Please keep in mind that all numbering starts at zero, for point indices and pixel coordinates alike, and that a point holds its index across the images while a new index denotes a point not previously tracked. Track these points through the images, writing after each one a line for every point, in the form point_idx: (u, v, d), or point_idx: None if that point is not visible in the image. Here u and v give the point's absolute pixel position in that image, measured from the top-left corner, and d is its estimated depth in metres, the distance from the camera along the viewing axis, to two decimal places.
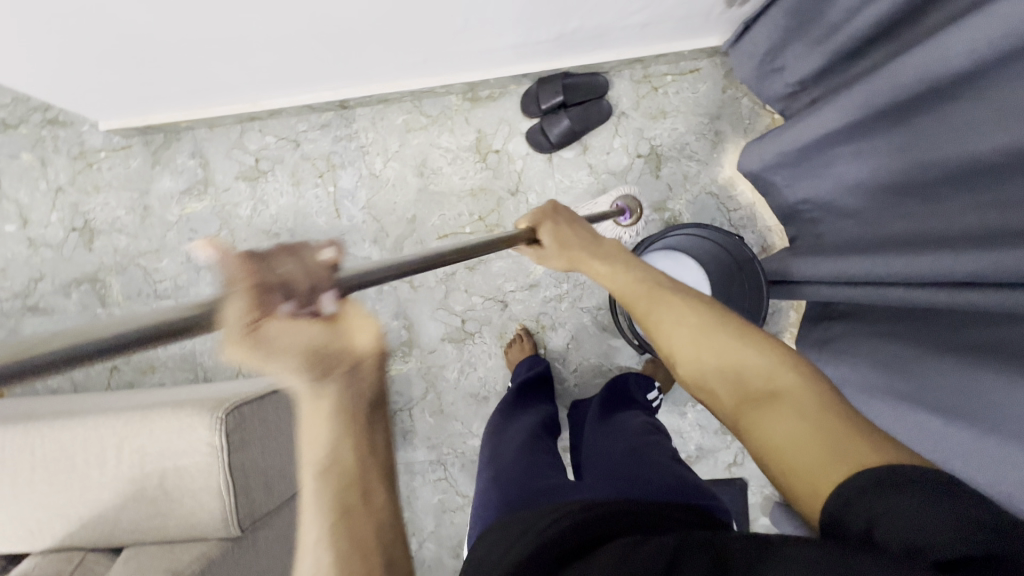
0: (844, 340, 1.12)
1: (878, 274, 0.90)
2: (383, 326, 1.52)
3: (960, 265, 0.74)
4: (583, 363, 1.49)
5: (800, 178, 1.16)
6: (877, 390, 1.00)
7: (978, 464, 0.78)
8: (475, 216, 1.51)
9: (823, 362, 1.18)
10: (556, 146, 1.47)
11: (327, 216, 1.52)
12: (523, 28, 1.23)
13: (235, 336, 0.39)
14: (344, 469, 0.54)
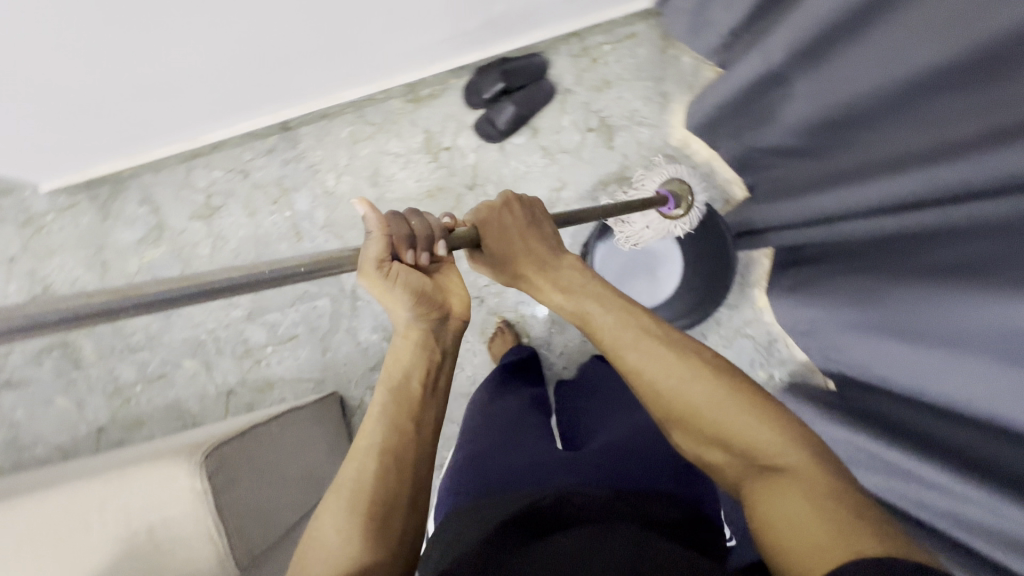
0: (811, 284, 1.16)
1: (840, 207, 0.93)
2: (364, 342, 1.50)
3: (904, 188, 0.78)
4: (569, 345, 1.49)
5: (746, 128, 1.17)
6: (847, 326, 1.05)
7: (947, 382, 0.82)
8: (437, 217, 1.49)
9: (795, 307, 1.21)
10: (505, 133, 1.46)
11: (289, 242, 1.50)
12: (450, 20, 1.21)
13: (371, 268, 0.71)
14: (399, 390, 0.76)
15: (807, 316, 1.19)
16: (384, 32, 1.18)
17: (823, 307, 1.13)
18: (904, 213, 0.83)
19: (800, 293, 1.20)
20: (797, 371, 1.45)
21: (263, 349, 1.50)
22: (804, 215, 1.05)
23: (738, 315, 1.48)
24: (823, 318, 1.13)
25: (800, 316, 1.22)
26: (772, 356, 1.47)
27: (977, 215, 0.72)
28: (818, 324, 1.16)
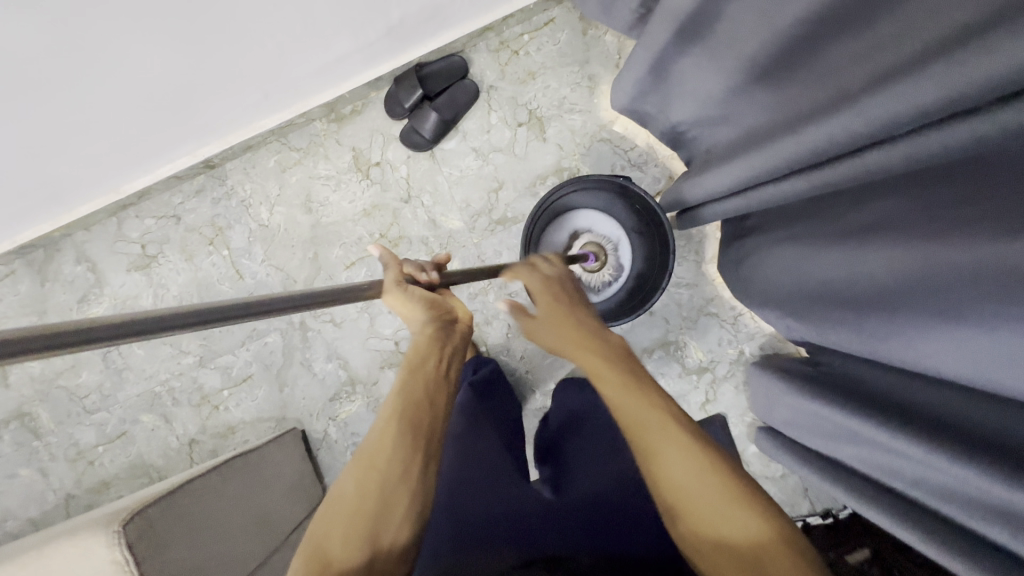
0: (757, 253, 1.15)
1: (743, 181, 0.91)
2: (320, 372, 1.46)
3: (790, 154, 0.77)
4: (529, 348, 1.44)
5: (660, 103, 1.14)
6: (796, 296, 1.03)
7: (890, 343, 0.81)
8: (376, 235, 1.45)
9: (749, 277, 1.19)
10: (434, 140, 1.41)
11: (230, 281, 1.46)
12: (351, 32, 1.16)
13: (394, 287, 0.76)
14: (410, 393, 0.73)
15: (754, 289, 1.19)
16: (282, 53, 1.13)
17: (767, 278, 1.12)
18: (799, 177, 0.81)
19: (746, 266, 1.20)
20: (767, 343, 1.41)
21: (219, 393, 1.47)
22: (717, 193, 1.02)
23: (698, 294, 1.42)
24: (771, 289, 1.12)
25: (750, 289, 1.21)
26: (738, 332, 1.42)
27: (861, 169, 0.71)
28: (766, 295, 1.15)
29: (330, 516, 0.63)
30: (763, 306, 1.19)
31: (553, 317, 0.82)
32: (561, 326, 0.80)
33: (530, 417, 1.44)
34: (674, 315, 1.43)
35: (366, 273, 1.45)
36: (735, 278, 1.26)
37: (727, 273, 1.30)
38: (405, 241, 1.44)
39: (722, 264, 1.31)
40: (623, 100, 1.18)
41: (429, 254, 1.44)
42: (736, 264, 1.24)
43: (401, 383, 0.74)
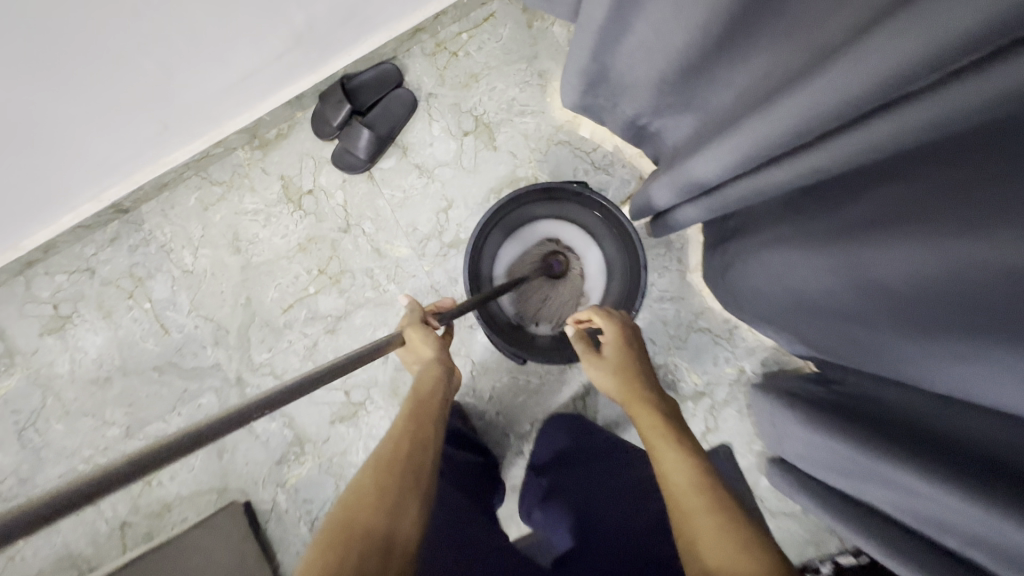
0: (734, 258, 0.99)
1: (701, 184, 0.77)
2: (264, 433, 1.28)
3: (739, 153, 0.63)
4: (499, 384, 1.26)
5: (620, 92, 1.00)
6: (778, 301, 0.88)
7: (901, 364, 0.63)
8: (314, 271, 1.27)
9: (732, 283, 1.03)
10: (371, 159, 1.24)
11: (155, 337, 1.29)
12: (255, 44, 1.01)
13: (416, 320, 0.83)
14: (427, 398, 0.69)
15: (744, 298, 1.02)
16: (175, 75, 0.97)
17: (751, 287, 0.95)
18: (758, 174, 0.68)
19: (731, 275, 1.02)
20: (769, 357, 1.23)
21: (151, 467, 1.29)
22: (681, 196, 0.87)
23: (685, 307, 1.24)
24: (758, 299, 0.95)
25: (741, 300, 1.04)
26: (735, 347, 1.23)
27: (829, 160, 0.56)
28: (757, 306, 0.98)
29: (356, 503, 0.52)
30: (760, 319, 1.02)
31: (620, 364, 0.87)
32: (626, 377, 0.85)
33: (506, 466, 1.25)
34: (660, 333, 1.24)
35: (307, 315, 1.28)
36: (724, 287, 1.09)
37: (713, 281, 1.13)
38: (347, 276, 1.27)
39: (710, 271, 1.13)
40: (579, 94, 1.04)
41: (376, 288, 1.26)
42: (722, 271, 1.07)
43: (415, 398, 0.69)
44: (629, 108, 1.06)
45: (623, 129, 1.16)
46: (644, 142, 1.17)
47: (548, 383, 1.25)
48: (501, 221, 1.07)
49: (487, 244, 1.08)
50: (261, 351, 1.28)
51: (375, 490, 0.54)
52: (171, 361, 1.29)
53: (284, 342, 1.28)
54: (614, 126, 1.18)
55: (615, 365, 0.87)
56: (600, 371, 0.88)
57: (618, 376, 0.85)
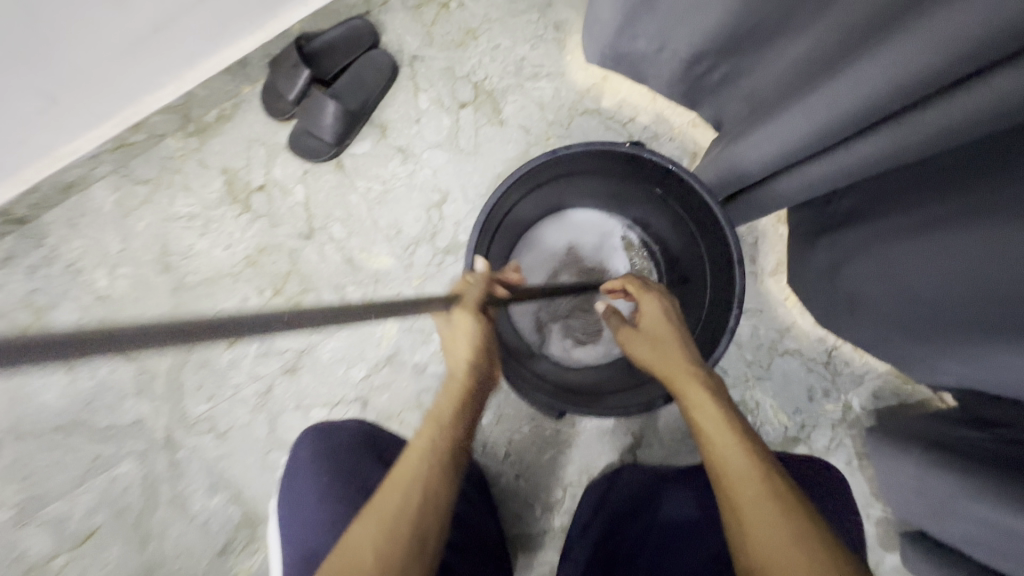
0: (852, 252, 0.74)
1: (820, 135, 0.57)
2: (202, 512, 0.95)
3: (935, 49, 0.42)
4: (517, 437, 0.94)
5: (673, 30, 0.74)
6: (929, 307, 0.64)
7: None
8: (268, 292, 0.96)
9: (850, 284, 0.76)
10: (340, 141, 0.94)
11: (58, 387, 0.97)
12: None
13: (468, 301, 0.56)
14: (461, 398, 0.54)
15: (856, 304, 0.77)
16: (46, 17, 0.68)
17: (873, 287, 0.72)
18: (801, 168, 0.67)
19: (842, 277, 0.78)
20: (883, 387, 0.91)
21: (49, 566, 0.95)
22: (775, 162, 0.68)
23: (763, 323, 0.93)
24: (881, 303, 0.72)
25: (853, 307, 0.78)
26: (835, 375, 0.91)
27: (941, 125, 0.49)
28: (876, 315, 0.74)
29: (353, 560, 0.42)
30: (874, 333, 0.77)
31: (662, 333, 0.58)
32: (660, 353, 0.56)
33: (529, 546, 0.92)
34: (733, 360, 0.93)
35: (259, 351, 0.96)
36: (824, 292, 0.83)
37: (813, 282, 0.85)
38: (311, 297, 0.96)
39: (798, 270, 0.88)
40: (616, 37, 0.81)
41: None
42: (824, 272, 0.82)
43: (436, 419, 0.51)
44: (684, 47, 0.76)
45: (673, 85, 0.87)
46: (703, 103, 0.87)
47: (583, 434, 0.93)
48: (523, 200, 0.73)
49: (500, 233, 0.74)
50: (197, 401, 0.96)
51: (391, 540, 0.43)
52: (79, 419, 0.96)
53: (229, 388, 0.96)
54: (660, 85, 0.89)
55: (652, 337, 0.58)
56: (642, 345, 0.58)
57: (670, 357, 0.55)
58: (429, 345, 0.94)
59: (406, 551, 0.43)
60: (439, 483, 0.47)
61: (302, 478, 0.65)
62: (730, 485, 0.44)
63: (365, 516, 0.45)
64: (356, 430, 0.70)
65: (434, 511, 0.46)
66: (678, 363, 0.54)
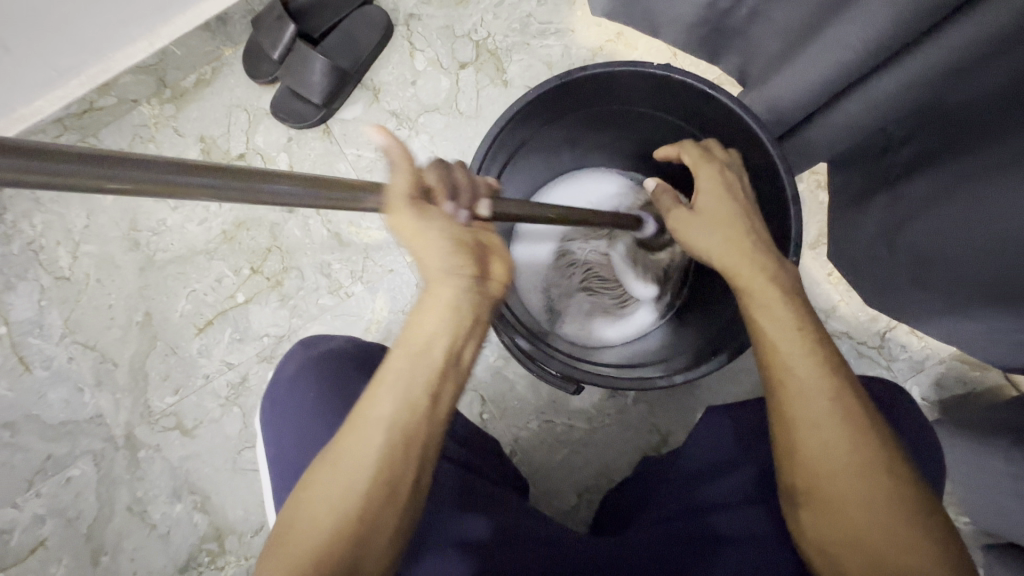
0: (917, 211, 0.60)
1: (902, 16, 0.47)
2: (164, 522, 0.83)
3: None
4: (523, 434, 0.82)
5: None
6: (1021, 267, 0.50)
7: None
8: (245, 271, 0.86)
9: (909, 253, 0.62)
10: (327, 104, 0.86)
11: (7, 379, 0.86)
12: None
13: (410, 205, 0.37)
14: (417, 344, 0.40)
15: (923, 270, 0.61)
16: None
17: (949, 245, 0.56)
18: (841, 102, 0.61)
19: (906, 235, 0.62)
20: (947, 374, 0.79)
21: None
22: (809, 97, 0.61)
23: None
24: (958, 262, 0.56)
25: (919, 273, 0.62)
26: (891, 361, 0.80)
27: (997, 23, 0.44)
28: (952, 282, 0.57)
29: (303, 526, 0.38)
30: (937, 308, 0.60)
31: (726, 219, 0.49)
32: (737, 240, 0.48)
33: None
34: None
35: (232, 337, 0.85)
36: (878, 264, 0.68)
37: (866, 257, 0.70)
38: (292, 276, 0.86)
39: (843, 242, 0.75)
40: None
41: (335, 292, 0.85)
42: (879, 239, 0.67)
43: (407, 356, 0.40)
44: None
45: (693, 29, 0.74)
46: (727, 53, 0.76)
47: (602, 431, 0.81)
48: (541, 135, 0.64)
49: (509, 175, 0.66)
50: (163, 393, 0.85)
51: (343, 517, 0.38)
52: (30, 414, 0.85)
53: (198, 379, 0.85)
54: (671, 34, 0.77)
55: (725, 219, 0.49)
56: (704, 234, 0.49)
57: (740, 250, 0.47)
58: None
59: (363, 523, 0.38)
60: (403, 446, 0.39)
61: (285, 401, 0.55)
62: (803, 417, 0.42)
63: (321, 477, 0.39)
64: (348, 340, 0.60)
65: (400, 474, 0.39)
66: (749, 256, 0.47)
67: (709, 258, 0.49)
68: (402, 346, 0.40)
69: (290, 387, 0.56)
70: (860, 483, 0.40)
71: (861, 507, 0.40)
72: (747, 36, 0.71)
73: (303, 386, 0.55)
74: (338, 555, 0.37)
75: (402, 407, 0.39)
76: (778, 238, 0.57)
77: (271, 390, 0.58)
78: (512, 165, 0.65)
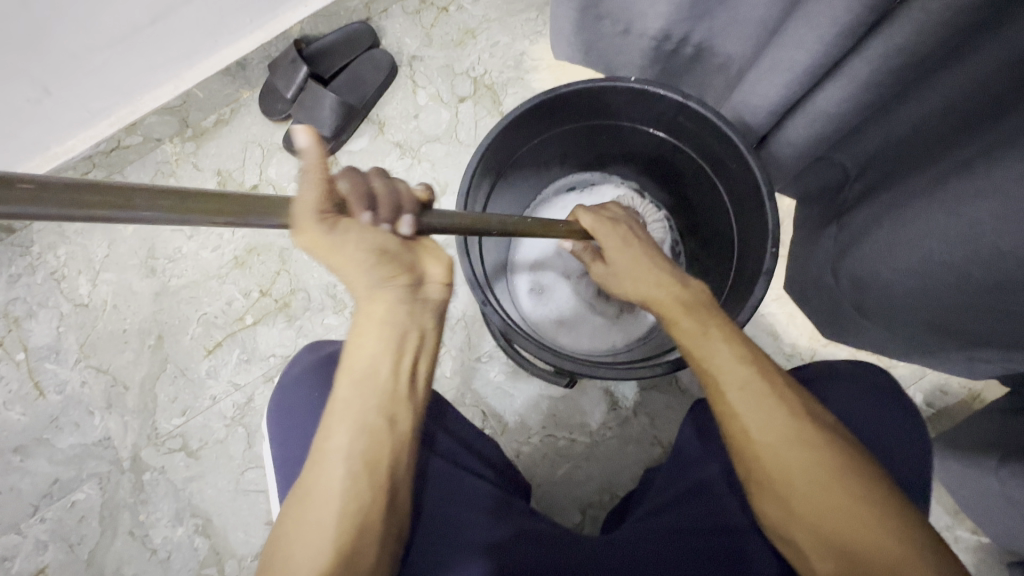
0: (861, 237, 0.60)
1: (820, 63, 0.51)
2: (165, 546, 0.83)
3: None
4: (525, 450, 0.81)
5: (630, 5, 0.65)
6: (954, 291, 0.51)
7: None
8: (253, 294, 0.89)
9: (852, 279, 0.63)
10: (337, 138, 0.92)
11: (22, 404, 0.88)
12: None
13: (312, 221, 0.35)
14: (374, 380, 0.41)
15: (865, 299, 0.63)
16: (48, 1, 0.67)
17: (883, 271, 0.57)
18: (783, 130, 0.64)
19: (847, 263, 0.63)
20: (948, 381, 0.80)
21: None
22: (760, 126, 0.64)
23: (799, 312, 0.83)
24: (893, 286, 0.57)
25: (864, 303, 0.65)
26: (891, 369, 0.81)
27: (880, 68, 0.49)
28: (898, 309, 0.60)
29: (288, 547, 0.39)
30: (903, 333, 0.63)
31: (631, 252, 0.53)
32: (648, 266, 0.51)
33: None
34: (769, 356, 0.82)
35: (240, 357, 0.88)
36: (827, 292, 0.71)
37: (816, 285, 0.73)
38: (299, 298, 0.89)
39: (799, 266, 0.78)
40: (580, 22, 0.70)
41: (340, 312, 0.88)
42: (828, 270, 0.69)
43: (361, 383, 0.41)
44: (650, 24, 0.66)
45: (646, 69, 0.78)
46: (693, 85, 0.79)
47: (605, 445, 0.81)
48: (527, 152, 0.69)
49: (503, 187, 0.70)
50: (171, 415, 0.87)
51: (326, 532, 0.39)
52: (41, 438, 0.87)
53: (205, 400, 0.87)
54: (632, 74, 0.81)
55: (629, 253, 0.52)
56: (620, 272, 0.52)
57: (645, 276, 0.51)
58: None
59: (341, 534, 0.39)
60: (371, 465, 0.41)
61: (292, 392, 0.58)
62: (730, 417, 0.43)
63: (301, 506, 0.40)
64: None
65: (374, 499, 0.41)
66: (656, 278, 0.50)
67: (629, 297, 0.52)
68: (349, 377, 0.42)
69: (300, 386, 0.58)
70: (805, 460, 0.41)
71: (811, 495, 0.40)
72: (705, 67, 0.73)
73: (315, 387, 0.57)
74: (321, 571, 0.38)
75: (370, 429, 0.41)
76: (759, 232, 0.59)
77: (277, 393, 0.59)
78: (499, 182, 0.70)
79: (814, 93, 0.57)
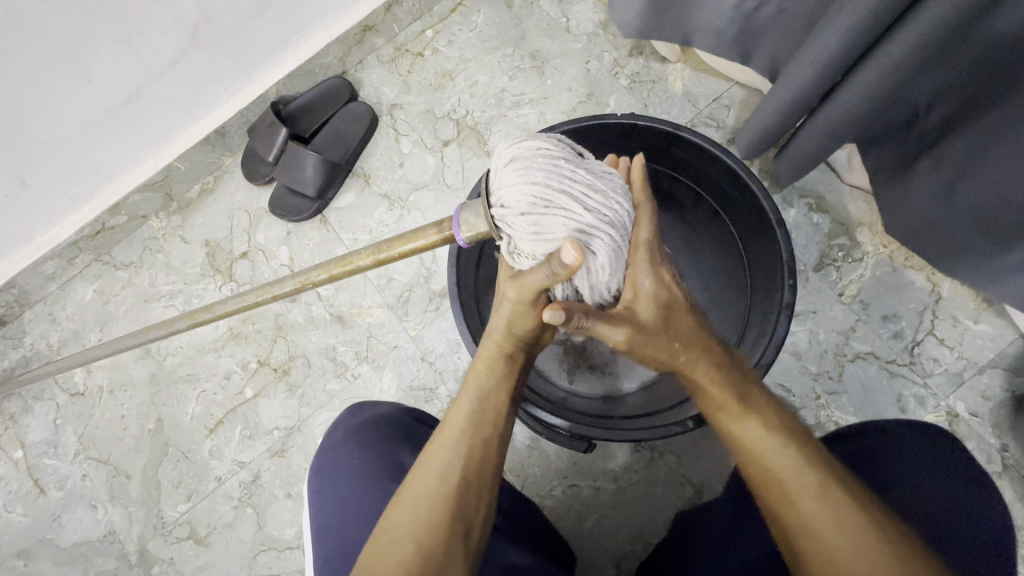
0: (982, 161, 0.58)
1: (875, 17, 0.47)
2: None
3: None
4: (549, 502, 0.77)
5: None
6: None
7: None
8: (250, 366, 0.86)
9: (972, 205, 0.62)
10: (323, 196, 0.90)
11: (23, 504, 0.85)
12: (127, 37, 0.68)
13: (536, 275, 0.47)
14: (503, 363, 0.50)
15: (990, 222, 0.61)
16: (10, 94, 0.65)
17: (1015, 191, 0.56)
18: (841, 91, 0.59)
19: (963, 192, 0.62)
20: (990, 384, 0.75)
21: None
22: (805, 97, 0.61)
23: (821, 326, 0.78)
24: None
25: (978, 235, 0.63)
26: (926, 377, 0.76)
27: (942, 22, 0.46)
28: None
29: (404, 503, 0.41)
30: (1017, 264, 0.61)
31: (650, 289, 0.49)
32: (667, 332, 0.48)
33: None
34: (796, 377, 0.77)
35: (243, 434, 0.84)
36: (936, 231, 0.68)
37: (928, 227, 0.69)
38: (299, 364, 0.86)
39: (896, 215, 0.73)
40: None
41: (341, 375, 0.85)
42: (932, 207, 0.67)
43: (487, 367, 0.49)
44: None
45: None
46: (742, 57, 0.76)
47: (630, 489, 0.76)
48: None
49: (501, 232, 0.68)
50: (176, 501, 0.83)
51: (443, 487, 0.42)
52: (45, 539, 0.84)
53: (211, 482, 0.83)
54: None
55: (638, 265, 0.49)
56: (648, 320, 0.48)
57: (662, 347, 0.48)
58: (434, 403, 0.82)
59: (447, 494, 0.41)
60: (487, 423, 0.46)
61: (336, 458, 0.55)
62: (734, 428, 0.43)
63: (418, 471, 0.43)
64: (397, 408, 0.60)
65: (480, 459, 0.44)
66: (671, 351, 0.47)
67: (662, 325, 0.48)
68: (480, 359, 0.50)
69: (341, 453, 0.55)
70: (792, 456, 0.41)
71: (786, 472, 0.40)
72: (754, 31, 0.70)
73: (353, 452, 0.54)
74: (432, 525, 0.40)
75: (485, 405, 0.47)
76: (771, 261, 0.56)
77: (318, 456, 0.57)
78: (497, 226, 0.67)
79: (883, 41, 0.51)
